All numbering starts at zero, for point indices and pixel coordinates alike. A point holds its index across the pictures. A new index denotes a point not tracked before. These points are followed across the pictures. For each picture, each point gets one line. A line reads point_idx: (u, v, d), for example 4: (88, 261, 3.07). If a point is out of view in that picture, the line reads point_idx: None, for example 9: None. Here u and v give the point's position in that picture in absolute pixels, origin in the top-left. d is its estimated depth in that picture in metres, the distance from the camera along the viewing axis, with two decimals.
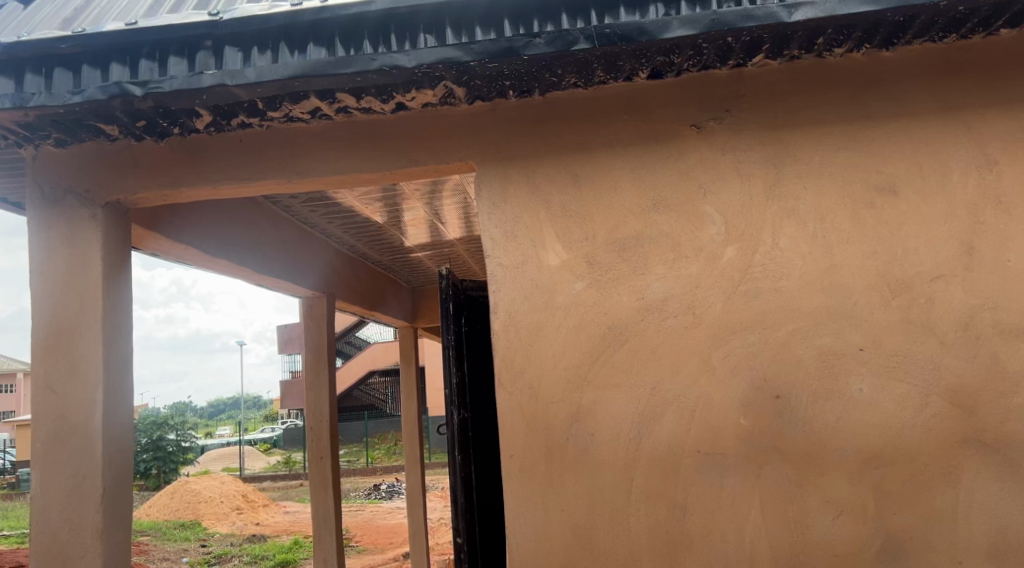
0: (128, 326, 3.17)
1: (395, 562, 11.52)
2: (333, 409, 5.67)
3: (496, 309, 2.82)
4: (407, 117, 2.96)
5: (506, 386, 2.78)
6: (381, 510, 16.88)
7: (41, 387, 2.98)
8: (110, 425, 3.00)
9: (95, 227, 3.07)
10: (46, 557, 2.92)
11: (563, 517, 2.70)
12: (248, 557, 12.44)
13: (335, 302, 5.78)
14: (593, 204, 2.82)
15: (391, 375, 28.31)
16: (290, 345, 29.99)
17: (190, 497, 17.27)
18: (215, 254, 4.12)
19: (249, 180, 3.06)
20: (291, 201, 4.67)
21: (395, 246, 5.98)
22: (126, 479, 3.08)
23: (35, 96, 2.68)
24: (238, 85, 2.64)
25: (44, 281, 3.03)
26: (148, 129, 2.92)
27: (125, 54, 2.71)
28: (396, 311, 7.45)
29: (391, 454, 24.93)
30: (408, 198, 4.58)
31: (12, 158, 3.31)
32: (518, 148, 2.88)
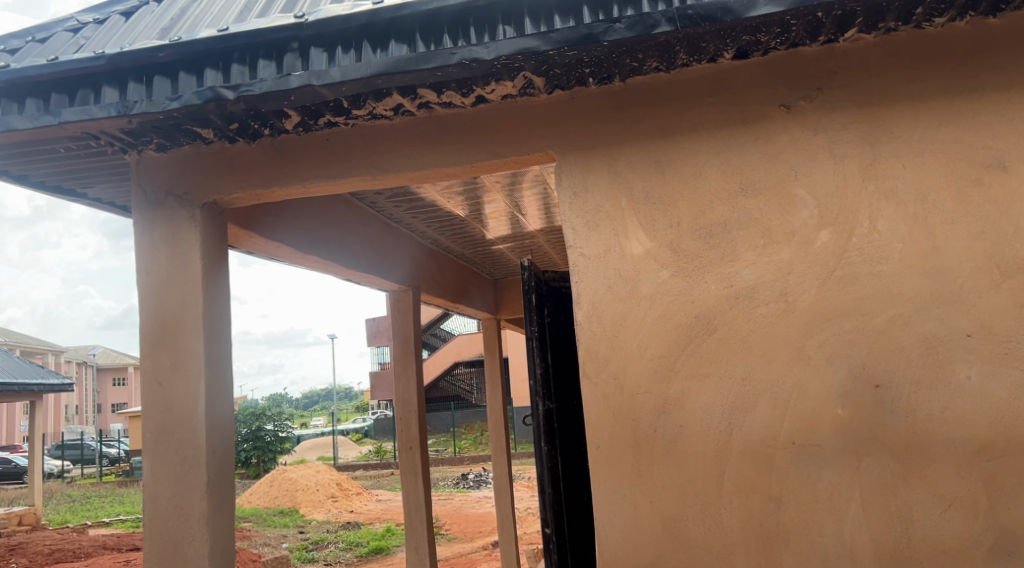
0: (227, 322, 3.29)
1: (485, 550, 11.69)
2: (421, 399, 5.76)
3: (579, 299, 2.80)
4: (487, 110, 2.97)
5: (591, 376, 2.77)
6: (469, 499, 17.12)
7: (149, 379, 3.13)
8: (213, 416, 3.13)
9: (194, 227, 3.20)
10: (158, 541, 3.07)
11: (652, 508, 2.67)
12: (343, 544, 12.82)
13: (420, 295, 5.87)
14: (678, 191, 2.76)
15: (476, 366, 28.65)
16: (378, 338, 30.79)
17: (288, 485, 17.95)
18: (306, 251, 4.24)
19: (336, 177, 3.13)
20: (376, 197, 4.75)
21: (477, 239, 6.03)
22: (228, 468, 3.21)
23: (137, 103, 2.82)
24: (324, 85, 2.70)
25: (149, 279, 3.18)
26: (240, 130, 3.04)
27: (218, 59, 2.81)
28: (480, 303, 7.52)
29: (477, 444, 25.22)
30: (488, 191, 4.60)
31: (118, 164, 3.49)
32: (599, 137, 2.85)
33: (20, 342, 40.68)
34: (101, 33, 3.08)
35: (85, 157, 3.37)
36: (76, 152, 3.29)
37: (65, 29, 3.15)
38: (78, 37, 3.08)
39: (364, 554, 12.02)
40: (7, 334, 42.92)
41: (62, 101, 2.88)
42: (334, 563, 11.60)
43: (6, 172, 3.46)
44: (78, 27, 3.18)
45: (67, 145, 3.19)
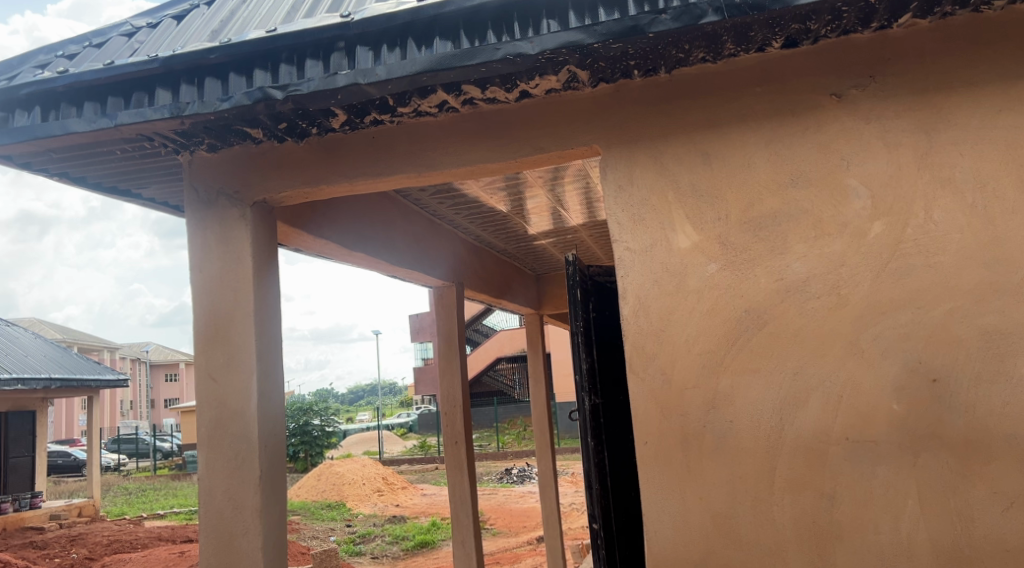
0: (277, 318, 3.35)
1: (530, 545, 11.70)
2: (466, 394, 5.78)
3: (625, 294, 2.79)
4: (531, 105, 2.97)
5: (638, 371, 2.75)
6: (513, 494, 17.16)
7: (202, 375, 3.20)
8: (264, 410, 3.19)
9: (245, 225, 3.26)
10: (213, 532, 3.14)
11: (702, 505, 2.64)
12: (390, 537, 12.95)
13: (463, 291, 5.89)
14: (726, 183, 2.73)
15: (519, 361, 28.71)
16: (422, 333, 31.03)
17: (335, 479, 18.22)
18: (352, 248, 4.27)
19: (382, 175, 3.15)
20: (420, 194, 4.78)
21: (519, 234, 6.03)
22: (280, 461, 3.26)
23: (189, 105, 2.88)
24: (370, 83, 2.73)
25: (202, 277, 3.25)
26: (288, 130, 3.09)
27: (267, 60, 2.85)
28: (523, 299, 7.52)
29: (520, 439, 25.26)
30: (531, 186, 4.60)
31: (171, 165, 3.57)
32: (645, 130, 2.83)
33: (76, 340, 41.89)
34: (155, 36, 3.15)
35: (139, 158, 3.45)
36: (131, 153, 3.38)
37: (119, 34, 3.23)
38: (133, 42, 3.15)
39: (410, 547, 12.13)
40: (64, 332, 44.27)
41: (118, 104, 2.95)
42: (381, 557, 11.72)
43: (65, 174, 3.55)
44: (132, 31, 3.26)
45: (122, 146, 3.27)
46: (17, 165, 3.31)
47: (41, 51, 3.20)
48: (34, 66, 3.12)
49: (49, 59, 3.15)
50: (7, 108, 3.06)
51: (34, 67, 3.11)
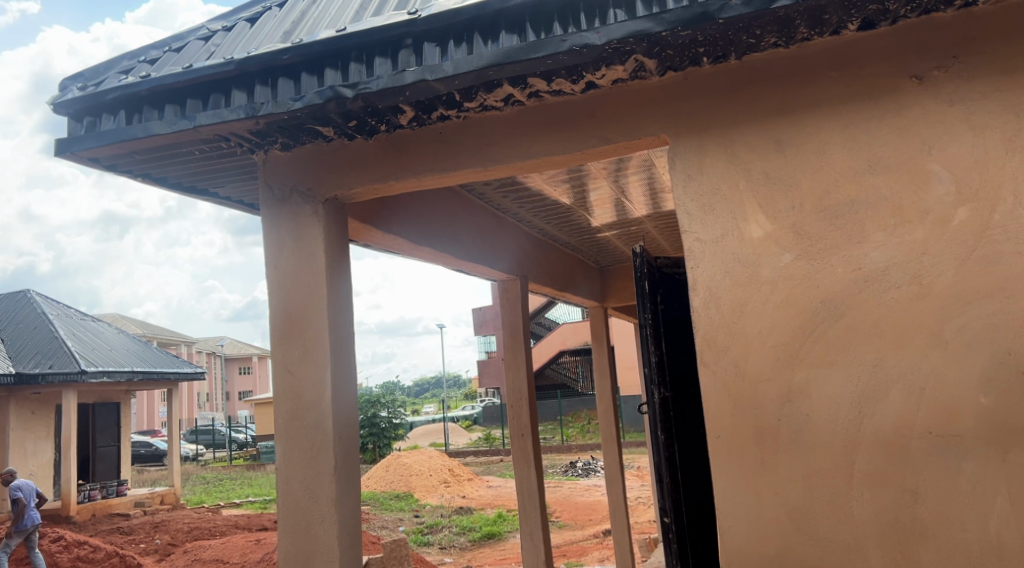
0: (349, 311, 3.41)
1: (596, 538, 11.68)
2: (531, 387, 5.77)
3: (695, 285, 2.75)
4: (597, 96, 2.95)
5: (709, 363, 2.71)
6: (579, 486, 17.17)
7: (279, 368, 3.29)
8: (338, 401, 3.26)
9: (317, 220, 3.33)
10: (290, 520, 3.22)
11: (777, 499, 2.59)
12: (457, 528, 13.09)
13: (527, 284, 5.89)
14: (801, 170, 2.66)
15: (582, 354, 28.71)
16: (485, 327, 31.30)
17: (403, 470, 18.54)
18: (419, 243, 4.31)
19: (449, 169, 3.18)
20: (484, 188, 4.79)
21: (583, 226, 6.01)
22: (353, 451, 3.33)
23: (264, 105, 2.95)
24: (437, 79, 2.76)
25: (277, 273, 3.34)
26: (358, 127, 3.15)
27: (337, 59, 2.90)
28: (586, 292, 7.49)
29: (584, 432, 25.22)
30: (594, 178, 4.57)
31: (246, 163, 3.66)
32: (714, 118, 2.78)
33: (155, 334, 43.53)
34: (230, 39, 3.25)
35: (216, 158, 3.56)
36: (208, 153, 3.48)
37: (197, 38, 3.33)
38: (209, 45, 3.25)
39: (477, 538, 12.24)
40: (144, 326, 46.06)
41: (196, 106, 3.05)
42: (449, 547, 11.87)
43: (147, 175, 3.69)
44: (209, 35, 3.36)
45: (200, 147, 3.38)
46: (103, 166, 3.45)
47: (123, 58, 3.33)
48: (119, 71, 3.25)
49: (131, 64, 3.27)
50: (94, 113, 3.19)
51: (119, 73, 3.23)
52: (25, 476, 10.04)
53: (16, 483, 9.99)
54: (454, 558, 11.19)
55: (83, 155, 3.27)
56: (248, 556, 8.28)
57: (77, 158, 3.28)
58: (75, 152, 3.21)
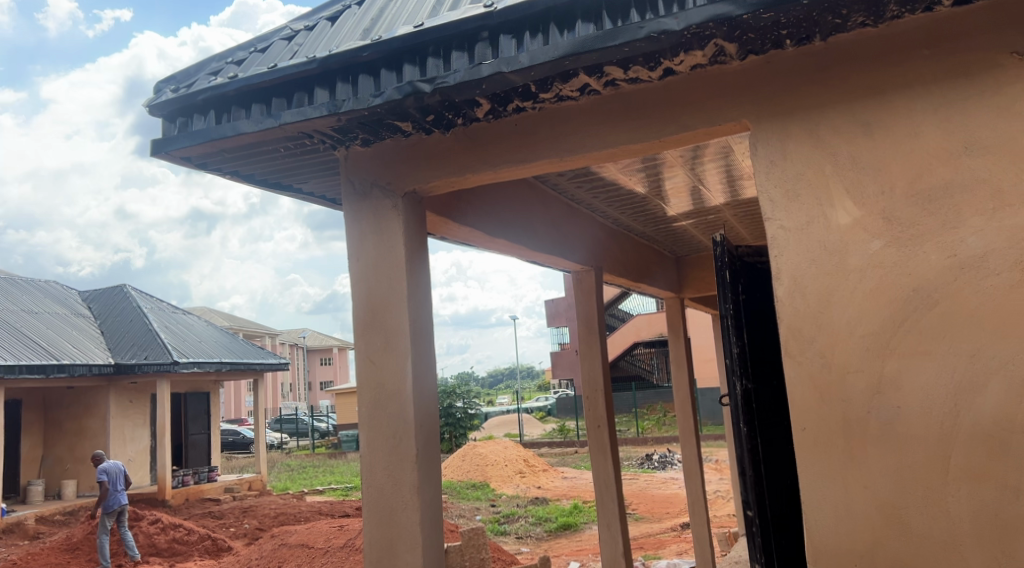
0: (427, 304, 3.46)
1: (673, 532, 11.55)
2: (607, 378, 5.73)
3: (779, 274, 2.69)
4: (676, 82, 2.91)
5: (795, 354, 2.65)
6: (655, 479, 17.02)
7: (362, 359, 3.37)
8: (419, 391, 3.32)
9: (396, 214, 3.39)
10: (375, 506, 3.30)
11: (866, 493, 2.52)
12: (533, 519, 13.16)
13: (602, 275, 5.85)
14: (889, 153, 2.57)
15: (657, 346, 28.42)
16: (558, 318, 31.30)
17: (479, 460, 18.76)
18: (495, 235, 4.33)
19: (525, 162, 3.19)
20: (558, 179, 4.78)
21: (658, 216, 5.93)
22: (433, 441, 3.39)
23: (345, 102, 3.02)
24: (513, 71, 2.77)
25: (359, 266, 3.42)
26: (436, 121, 3.18)
27: (415, 55, 2.95)
28: (662, 282, 7.39)
29: (660, 424, 24.96)
30: (670, 166, 4.50)
31: (328, 159, 3.75)
32: (798, 102, 2.70)
33: (241, 326, 45.16)
34: (312, 38, 3.33)
35: (300, 155, 3.66)
36: (292, 150, 3.58)
37: (280, 38, 3.43)
38: (292, 45, 3.34)
39: (553, 529, 12.29)
40: (230, 319, 47.85)
41: (281, 105, 3.14)
42: (526, 537, 11.96)
43: (235, 172, 3.81)
44: (292, 35, 3.45)
45: (286, 144, 3.49)
46: (194, 165, 3.59)
47: (213, 59, 3.45)
48: (209, 73, 3.37)
49: (220, 66, 3.39)
50: (187, 113, 3.32)
51: (209, 74, 3.36)
52: (109, 458, 10.40)
53: (102, 464, 10.36)
54: (530, 549, 11.26)
55: (176, 155, 3.41)
56: (331, 542, 8.51)
57: (172, 158, 3.42)
58: (170, 152, 3.35)
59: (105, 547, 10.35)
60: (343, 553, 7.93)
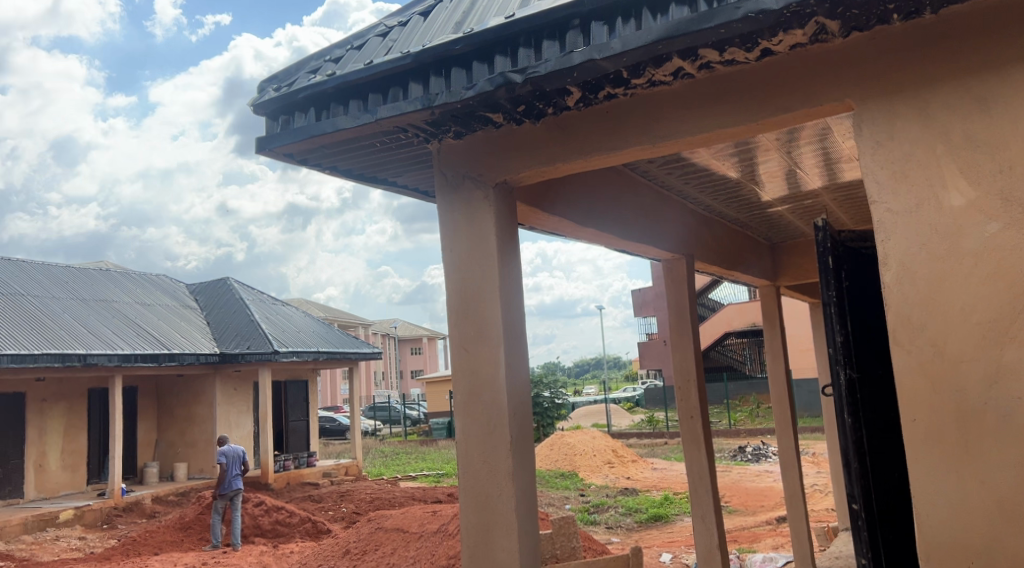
0: (518, 293, 3.48)
1: (768, 525, 11.28)
2: (700, 368, 5.61)
3: (886, 260, 2.58)
4: (774, 63, 2.83)
5: (903, 343, 2.55)
6: (749, 472, 16.63)
7: (457, 348, 3.43)
8: (512, 379, 3.36)
9: (488, 205, 3.42)
10: (472, 491, 3.36)
11: (983, 488, 2.40)
12: (623, 509, 13.10)
13: (694, 263, 5.74)
14: (1006, 130, 2.44)
15: (749, 336, 27.79)
16: (645, 308, 31.00)
17: (567, 450, 18.79)
18: (585, 224, 4.31)
19: (617, 150, 3.16)
20: (649, 166, 4.71)
21: (752, 201, 5.78)
22: (527, 429, 3.42)
23: (438, 95, 3.06)
24: (605, 58, 2.75)
25: (452, 256, 3.47)
26: (527, 111, 3.20)
27: (507, 46, 2.97)
28: (757, 270, 7.20)
29: (753, 416, 24.37)
30: (765, 150, 4.37)
31: (421, 152, 3.81)
32: (905, 81, 2.59)
33: (336, 316, 46.61)
34: (405, 33, 3.38)
35: (394, 149, 3.74)
36: (388, 145, 3.67)
37: (375, 35, 3.50)
38: (387, 41, 3.40)
39: (644, 520, 12.21)
40: (325, 310, 49.44)
41: (378, 100, 3.21)
42: (616, 528, 11.94)
43: (333, 167, 3.92)
44: (386, 31, 3.52)
45: (381, 138, 3.57)
46: (295, 161, 3.71)
47: (312, 58, 3.56)
48: (309, 71, 3.48)
49: (319, 63, 3.49)
50: (288, 111, 3.44)
51: (308, 73, 3.46)
52: (229, 442, 10.88)
53: (223, 447, 10.88)
54: (621, 539, 11.21)
55: (279, 152, 3.53)
56: (426, 527, 8.66)
57: (275, 155, 3.56)
58: (273, 149, 3.47)
59: (217, 526, 10.99)
60: (436, 537, 8.07)
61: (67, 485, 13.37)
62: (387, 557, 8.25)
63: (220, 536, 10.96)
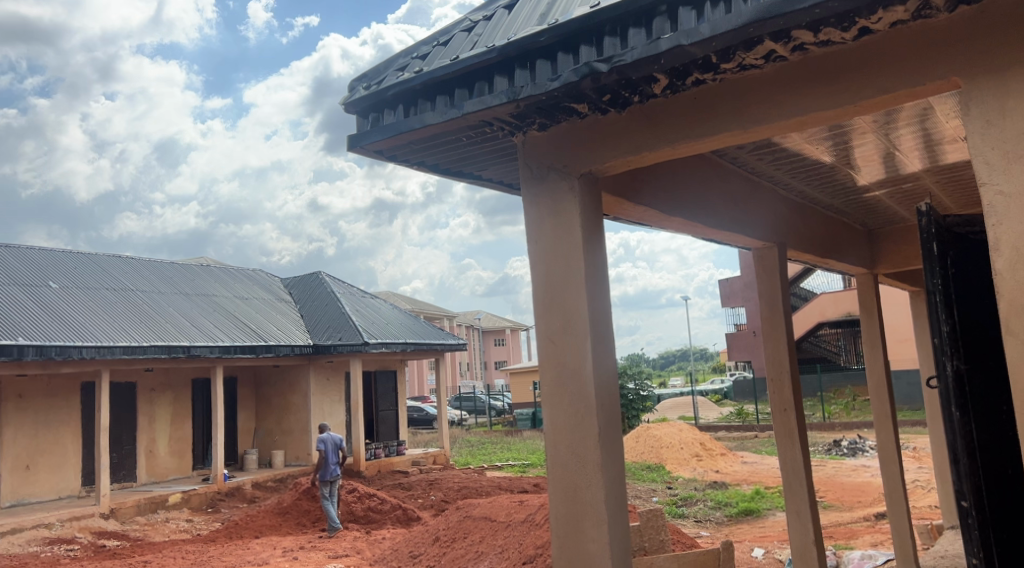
0: (605, 284, 3.47)
1: (866, 522, 10.88)
2: (793, 360, 5.44)
3: (997, 245, 2.47)
4: (872, 42, 2.74)
5: (1016, 333, 2.42)
6: (844, 466, 16.07)
7: (544, 339, 3.44)
8: (599, 371, 3.35)
9: (573, 195, 3.41)
10: (560, 480, 3.37)
11: None
12: (713, 503, 12.90)
13: (785, 252, 5.58)
14: None
15: (844, 326, 26.90)
16: (732, 298, 30.37)
17: (653, 443, 18.65)
18: (671, 214, 4.23)
19: (705, 136, 3.10)
20: (738, 152, 4.60)
21: (847, 186, 5.57)
22: (615, 420, 3.41)
23: (523, 88, 3.07)
24: (694, 43, 2.70)
25: (538, 248, 3.47)
26: (612, 101, 3.17)
27: (592, 36, 2.96)
28: (853, 259, 6.93)
29: (849, 409, 23.54)
30: (860, 132, 4.21)
31: (506, 145, 3.83)
32: (1013, 53, 2.46)
33: (422, 307, 47.47)
34: (491, 27, 3.40)
35: (480, 143, 3.79)
36: (473, 139, 3.71)
37: (461, 30, 3.54)
38: (473, 35, 3.44)
39: (734, 514, 11.99)
40: (412, 301, 50.37)
41: (464, 95, 3.24)
42: (705, 521, 11.79)
43: (420, 163, 3.99)
44: (471, 26, 3.55)
45: (467, 133, 3.61)
46: (385, 157, 3.79)
47: (400, 56, 3.63)
48: (397, 68, 3.55)
49: (407, 61, 3.55)
50: (378, 109, 3.51)
51: (397, 70, 3.53)
52: (328, 429, 11.27)
53: (321, 434, 11.31)
54: (710, 533, 11.04)
55: (369, 149, 3.62)
56: (514, 515, 8.72)
57: (365, 152, 3.64)
58: (364, 146, 3.56)
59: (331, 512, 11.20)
60: (524, 526, 8.14)
61: (175, 470, 14.09)
62: (475, 545, 8.37)
63: (334, 520, 11.21)
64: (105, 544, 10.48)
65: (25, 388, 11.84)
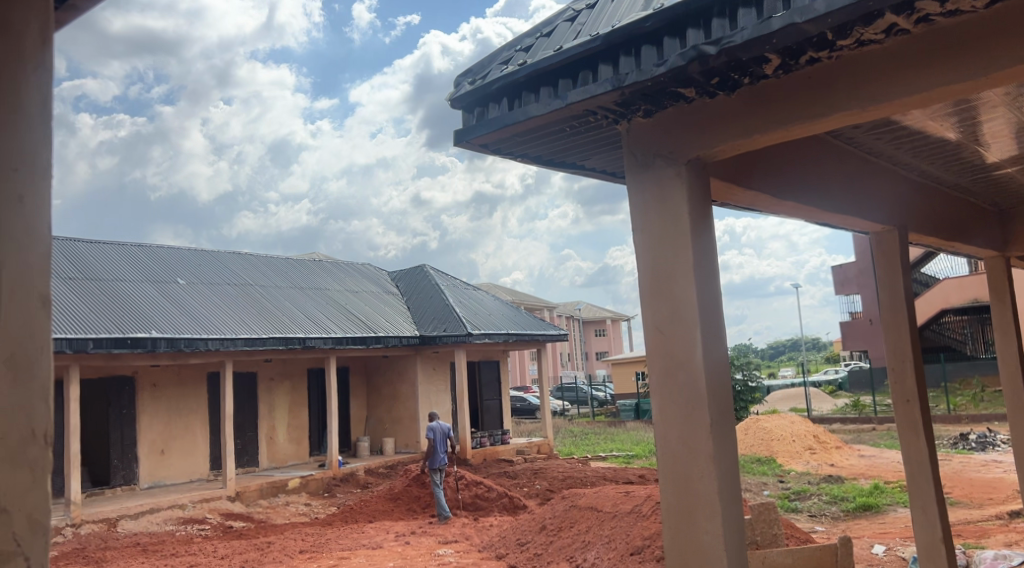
0: (714, 271, 3.40)
1: (997, 520, 10.25)
2: (917, 347, 5.16)
3: None
4: (1005, 11, 2.58)
5: None
6: (972, 461, 15.17)
7: (651, 328, 3.40)
8: (710, 360, 3.29)
9: (680, 181, 3.35)
10: (671, 470, 3.33)
11: None
12: (828, 497, 12.44)
13: (906, 235, 5.31)
14: None
15: (970, 313, 25.37)
16: (846, 285, 29.13)
17: (764, 435, 18.15)
18: (783, 198, 4.10)
19: (821, 116, 2.99)
20: (853, 132, 4.40)
21: (975, 164, 5.24)
22: (727, 411, 3.34)
23: (628, 75, 3.04)
24: (808, 20, 2.61)
25: (644, 236, 3.43)
26: (721, 83, 3.11)
27: (699, 18, 2.90)
28: (981, 241, 6.52)
29: (977, 400, 22.20)
30: (990, 107, 3.96)
31: (611, 134, 3.81)
32: None
33: (523, 299, 47.74)
34: (594, 15, 3.38)
35: (584, 133, 3.79)
36: (577, 129, 3.72)
37: (564, 20, 3.54)
38: (575, 24, 3.43)
39: (852, 509, 11.53)
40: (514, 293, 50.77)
41: (568, 85, 3.24)
42: (820, 516, 11.40)
43: (524, 155, 4.03)
44: (574, 15, 3.54)
45: (570, 123, 3.62)
46: (490, 151, 3.85)
47: (504, 49, 3.66)
48: (501, 62, 3.58)
49: (510, 54, 3.58)
50: (482, 103, 3.56)
51: (501, 64, 3.56)
52: (437, 418, 11.53)
53: (430, 424, 11.57)
54: (826, 528, 10.68)
55: (475, 142, 3.68)
56: (620, 505, 8.68)
57: (471, 146, 3.71)
58: (470, 140, 3.62)
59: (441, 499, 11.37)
60: (631, 517, 8.07)
61: (293, 456, 14.73)
62: (581, 535, 8.37)
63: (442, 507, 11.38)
64: (232, 525, 11.09)
65: (159, 378, 12.66)
